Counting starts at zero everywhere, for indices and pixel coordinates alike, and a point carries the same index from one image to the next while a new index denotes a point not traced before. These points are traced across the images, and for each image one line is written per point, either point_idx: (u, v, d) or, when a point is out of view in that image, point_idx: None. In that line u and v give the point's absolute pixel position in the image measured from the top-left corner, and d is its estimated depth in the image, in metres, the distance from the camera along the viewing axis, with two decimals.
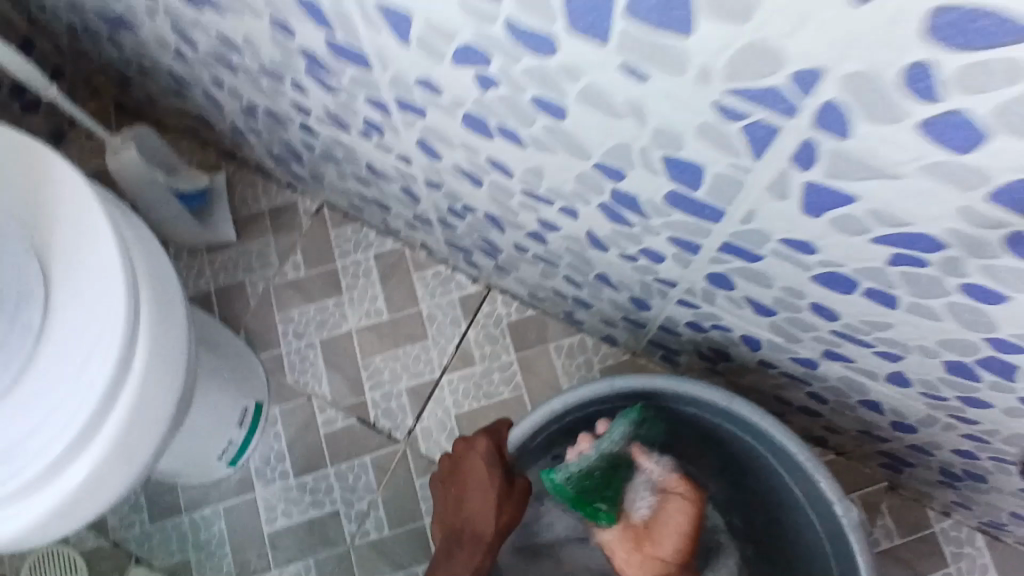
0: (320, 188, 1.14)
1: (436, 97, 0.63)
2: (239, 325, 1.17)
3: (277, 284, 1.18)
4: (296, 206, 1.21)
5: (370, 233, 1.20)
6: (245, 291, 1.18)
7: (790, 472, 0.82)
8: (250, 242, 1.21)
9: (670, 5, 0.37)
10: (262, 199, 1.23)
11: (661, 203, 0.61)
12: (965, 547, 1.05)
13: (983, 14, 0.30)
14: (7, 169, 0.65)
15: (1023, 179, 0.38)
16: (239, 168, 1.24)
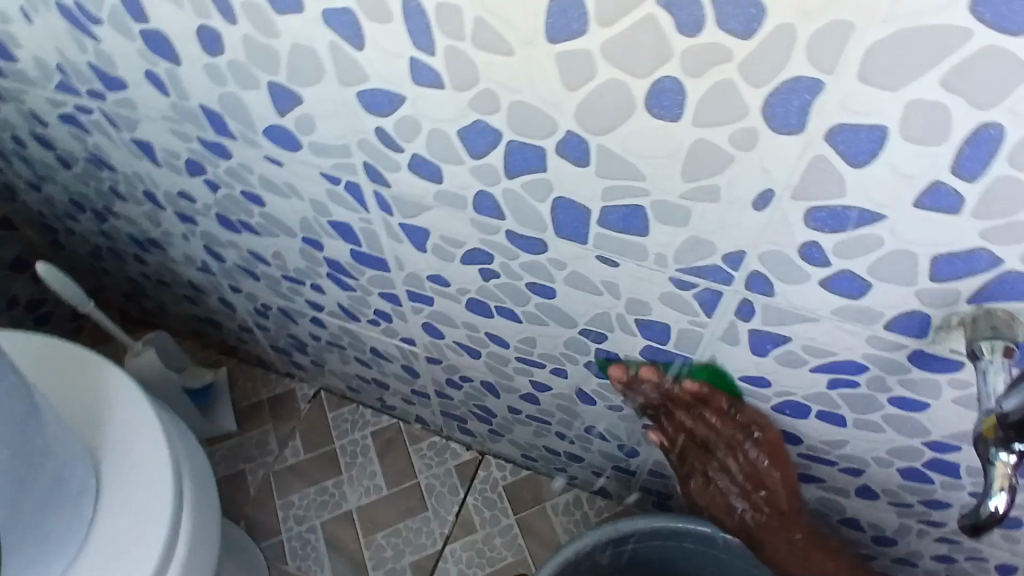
0: (318, 373, 1.24)
1: (443, 287, 0.77)
2: (238, 513, 1.20)
3: (275, 469, 1.23)
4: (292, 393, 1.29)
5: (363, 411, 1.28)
6: (244, 479, 1.23)
7: None
8: (248, 430, 1.27)
9: (630, 217, 0.54)
10: (258, 389, 1.31)
11: (639, 356, 0.73)
12: None
13: (841, 211, 0.46)
14: (78, 384, 0.77)
15: (919, 314, 0.52)
16: (236, 363, 1.34)
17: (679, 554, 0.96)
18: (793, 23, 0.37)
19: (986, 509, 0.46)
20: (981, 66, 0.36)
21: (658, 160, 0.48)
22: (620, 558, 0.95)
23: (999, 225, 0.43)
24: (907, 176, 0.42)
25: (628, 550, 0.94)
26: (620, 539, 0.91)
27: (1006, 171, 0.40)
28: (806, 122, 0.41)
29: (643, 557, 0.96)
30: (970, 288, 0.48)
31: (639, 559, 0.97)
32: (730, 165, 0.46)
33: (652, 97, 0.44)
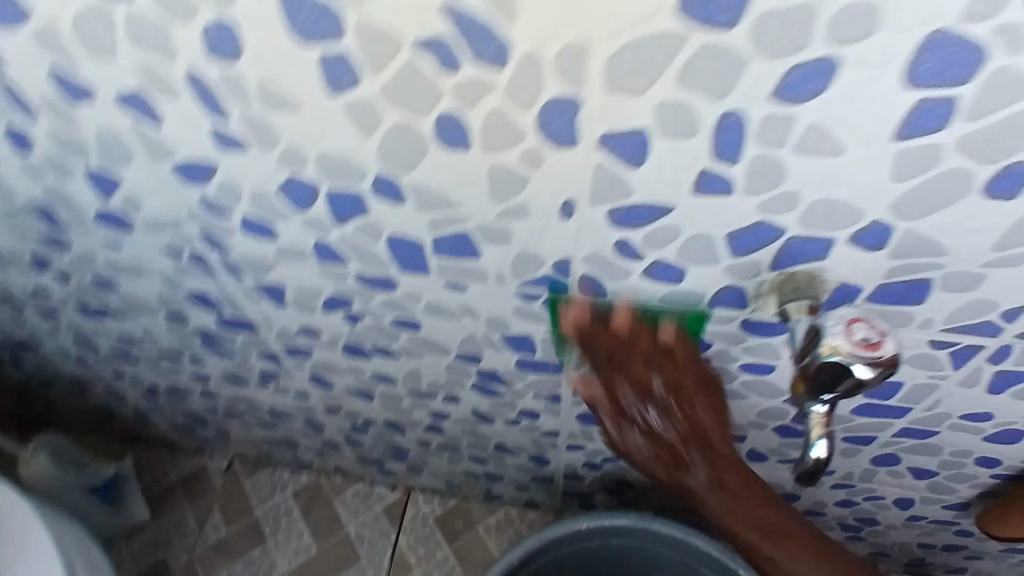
0: (226, 443, 1.21)
1: (315, 338, 0.80)
2: None
3: (198, 550, 1.18)
4: (205, 468, 1.25)
5: (281, 472, 1.24)
6: (166, 567, 1.17)
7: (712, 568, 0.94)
8: (163, 515, 1.22)
9: (460, 244, 0.57)
10: (169, 470, 1.26)
11: (516, 369, 0.75)
12: None
13: (636, 208, 0.50)
14: None
15: (737, 288, 0.56)
16: (141, 449, 1.28)
17: (610, 551, 0.99)
18: (535, 50, 0.40)
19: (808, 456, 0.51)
20: (705, 64, 0.39)
21: (465, 188, 0.51)
22: (555, 563, 0.98)
23: (771, 199, 0.47)
24: (680, 168, 0.46)
25: (560, 554, 0.96)
26: (550, 545, 0.93)
27: (759, 150, 0.43)
28: (576, 135, 0.45)
29: (577, 559, 0.99)
30: (768, 258, 0.52)
31: (574, 562, 0.99)
32: (529, 184, 0.50)
33: (441, 132, 0.47)
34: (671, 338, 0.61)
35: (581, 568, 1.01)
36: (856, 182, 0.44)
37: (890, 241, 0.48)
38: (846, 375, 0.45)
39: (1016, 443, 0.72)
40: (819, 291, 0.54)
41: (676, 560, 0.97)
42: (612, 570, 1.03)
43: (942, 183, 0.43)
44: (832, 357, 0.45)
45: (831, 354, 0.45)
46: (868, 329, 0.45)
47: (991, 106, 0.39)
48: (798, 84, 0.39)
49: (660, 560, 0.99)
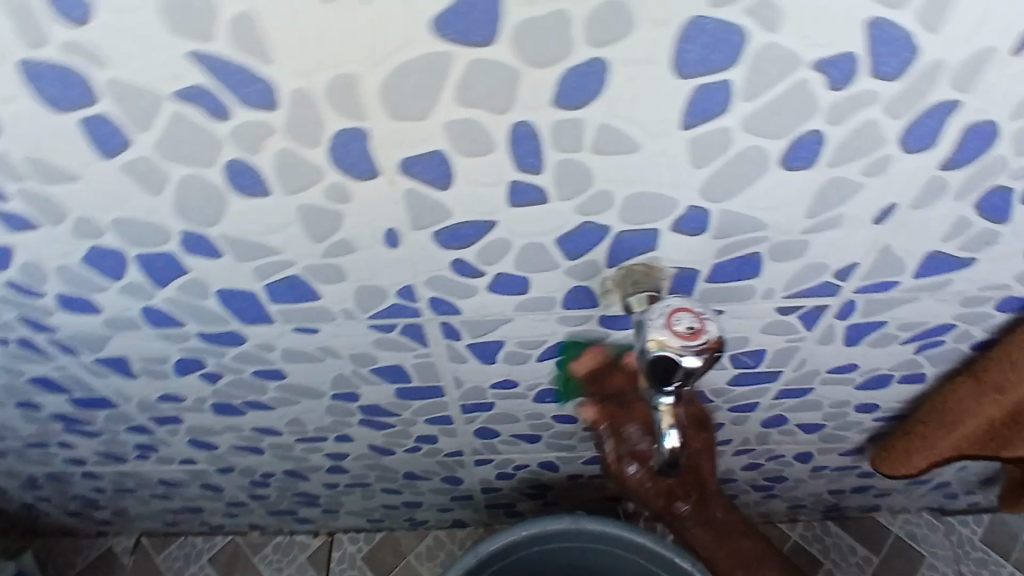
0: (127, 521, 1.13)
1: (181, 402, 0.75)
2: None
3: None
4: (109, 551, 1.17)
5: (194, 539, 1.17)
6: None
7: (652, 560, 0.91)
8: None
9: (294, 288, 0.55)
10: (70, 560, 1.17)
11: (397, 399, 0.73)
12: (831, 538, 1.15)
13: (459, 228, 0.48)
14: None
15: (581, 288, 0.56)
16: (36, 543, 1.18)
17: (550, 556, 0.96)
18: (303, 87, 0.38)
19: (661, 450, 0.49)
20: (476, 80, 0.38)
21: (280, 232, 0.49)
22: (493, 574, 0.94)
23: (586, 200, 0.46)
24: (489, 183, 0.45)
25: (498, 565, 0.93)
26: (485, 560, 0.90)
27: (558, 156, 0.43)
28: (374, 166, 0.43)
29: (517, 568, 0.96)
30: (602, 256, 0.52)
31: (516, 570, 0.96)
32: (344, 220, 0.48)
33: (235, 180, 0.45)
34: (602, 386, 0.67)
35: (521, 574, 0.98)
36: (660, 174, 0.44)
37: (708, 224, 0.49)
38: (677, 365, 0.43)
39: (884, 386, 0.75)
40: (660, 280, 0.54)
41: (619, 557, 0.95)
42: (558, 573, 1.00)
43: (740, 162, 0.44)
44: (662, 351, 0.43)
45: (661, 347, 0.42)
46: (690, 315, 0.43)
47: (766, 83, 0.39)
48: (573, 89, 0.38)
49: (603, 559, 0.97)
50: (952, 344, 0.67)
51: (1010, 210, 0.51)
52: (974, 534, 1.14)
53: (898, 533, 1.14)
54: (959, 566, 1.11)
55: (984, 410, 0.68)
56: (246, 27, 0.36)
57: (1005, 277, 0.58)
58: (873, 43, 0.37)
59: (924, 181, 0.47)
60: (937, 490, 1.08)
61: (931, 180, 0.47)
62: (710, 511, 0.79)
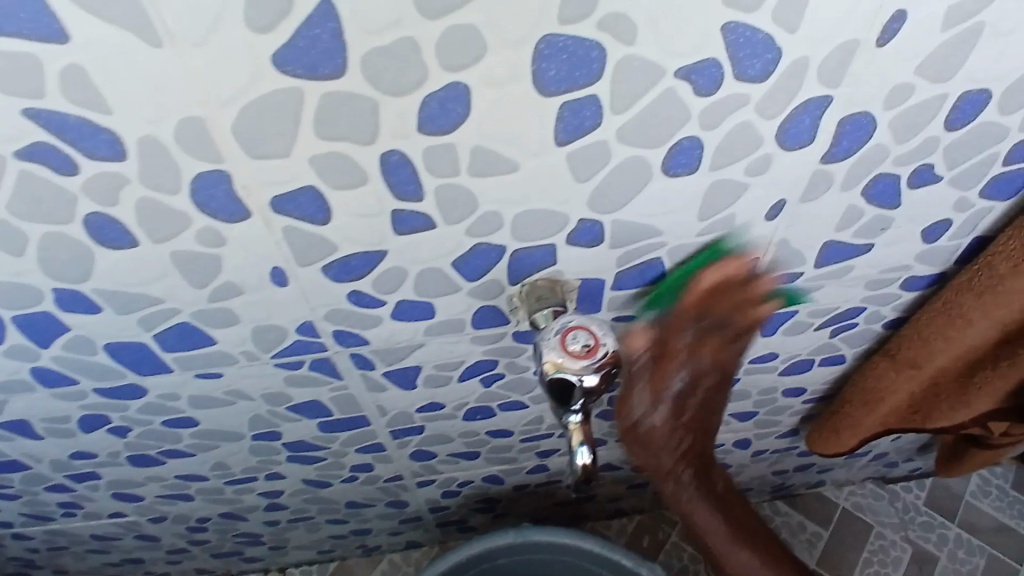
0: None
1: (94, 459, 0.71)
2: None
3: None
4: None
5: None
6: None
7: (602, 565, 0.90)
8: None
9: (187, 336, 0.52)
10: None
11: (322, 432, 0.71)
12: (780, 517, 1.18)
13: (348, 261, 0.47)
14: None
15: (489, 309, 0.54)
16: None
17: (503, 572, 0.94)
18: (150, 134, 0.36)
19: (574, 469, 0.46)
20: (334, 111, 0.36)
21: (158, 280, 0.46)
22: None
23: (475, 223, 0.45)
24: (369, 213, 0.43)
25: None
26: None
27: (436, 181, 0.41)
28: (245, 207, 0.41)
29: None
30: (502, 275, 0.51)
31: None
32: (224, 263, 0.45)
33: (98, 234, 0.42)
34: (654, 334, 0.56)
35: None
36: (545, 191, 0.44)
37: (604, 235, 0.48)
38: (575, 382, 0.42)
39: (808, 370, 0.76)
40: (565, 293, 0.53)
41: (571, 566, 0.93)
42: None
43: (623, 172, 0.43)
44: (561, 372, 0.42)
45: (558, 368, 0.42)
46: (586, 332, 0.42)
47: (633, 93, 0.38)
48: (437, 113, 0.37)
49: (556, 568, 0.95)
50: (865, 326, 0.69)
51: (898, 195, 0.51)
52: (916, 499, 1.17)
53: (845, 505, 1.17)
54: (905, 532, 1.14)
55: (904, 383, 0.70)
56: (76, 79, 0.33)
57: (905, 258, 0.59)
58: (733, 46, 0.37)
59: (809, 175, 0.47)
60: (877, 461, 1.11)
61: (816, 175, 0.47)
62: (710, 479, 0.78)
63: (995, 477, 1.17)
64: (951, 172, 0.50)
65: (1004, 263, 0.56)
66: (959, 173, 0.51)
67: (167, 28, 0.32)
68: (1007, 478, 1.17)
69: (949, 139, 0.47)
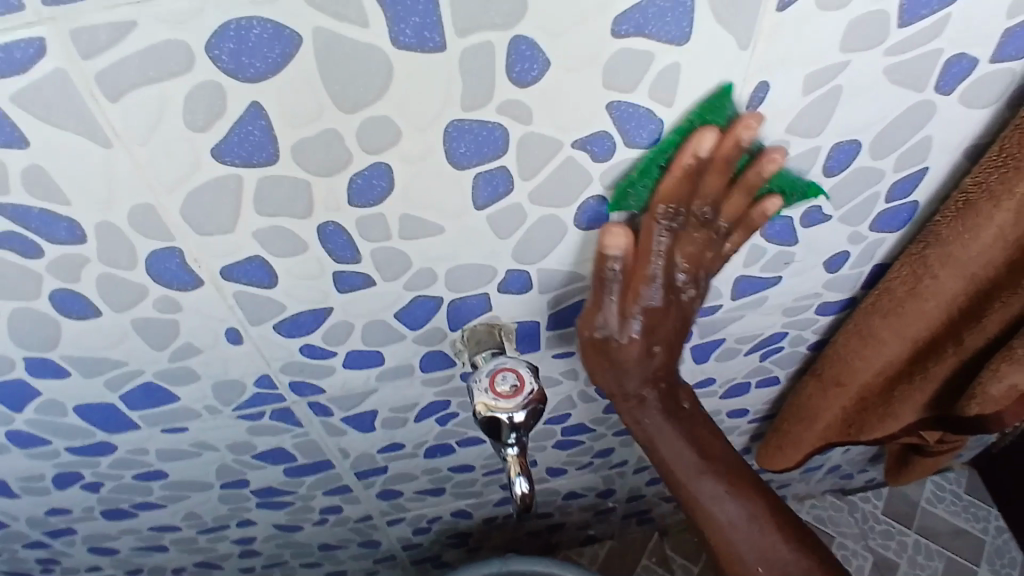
0: None
1: (68, 515, 0.73)
2: None
3: None
4: None
5: None
6: None
7: None
8: None
9: (152, 394, 0.56)
10: None
11: (289, 478, 0.74)
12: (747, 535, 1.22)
13: (297, 317, 0.51)
14: None
15: (435, 353, 0.59)
16: None
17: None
18: (106, 219, 0.41)
19: (515, 496, 0.50)
20: (272, 193, 0.41)
21: (120, 345, 0.50)
22: None
23: (411, 278, 0.50)
24: (313, 276, 0.48)
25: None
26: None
27: (371, 245, 0.46)
28: (196, 277, 0.46)
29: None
30: (443, 322, 0.55)
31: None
32: (181, 326, 0.49)
33: (64, 308, 0.46)
34: (630, 232, 0.48)
35: None
36: (472, 248, 0.49)
37: (532, 282, 0.53)
38: (507, 418, 0.46)
39: (747, 392, 0.81)
40: (504, 335, 0.58)
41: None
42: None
43: (539, 227, 0.48)
44: (494, 411, 0.46)
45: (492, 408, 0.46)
46: (513, 373, 0.47)
47: (536, 163, 0.44)
48: (364, 189, 0.42)
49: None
50: (790, 349, 0.75)
51: (795, 233, 0.57)
52: (874, 508, 1.22)
53: (807, 517, 1.22)
54: (866, 541, 1.19)
55: (834, 401, 0.75)
56: (37, 177, 0.38)
57: (813, 286, 0.65)
58: (620, 120, 0.42)
59: None
60: (833, 473, 1.16)
61: None
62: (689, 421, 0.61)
63: (947, 483, 1.23)
64: (839, 211, 0.57)
65: (901, 286, 0.62)
66: (847, 211, 0.57)
67: (113, 130, 0.36)
68: (959, 484, 1.22)
69: (831, 183, 0.54)
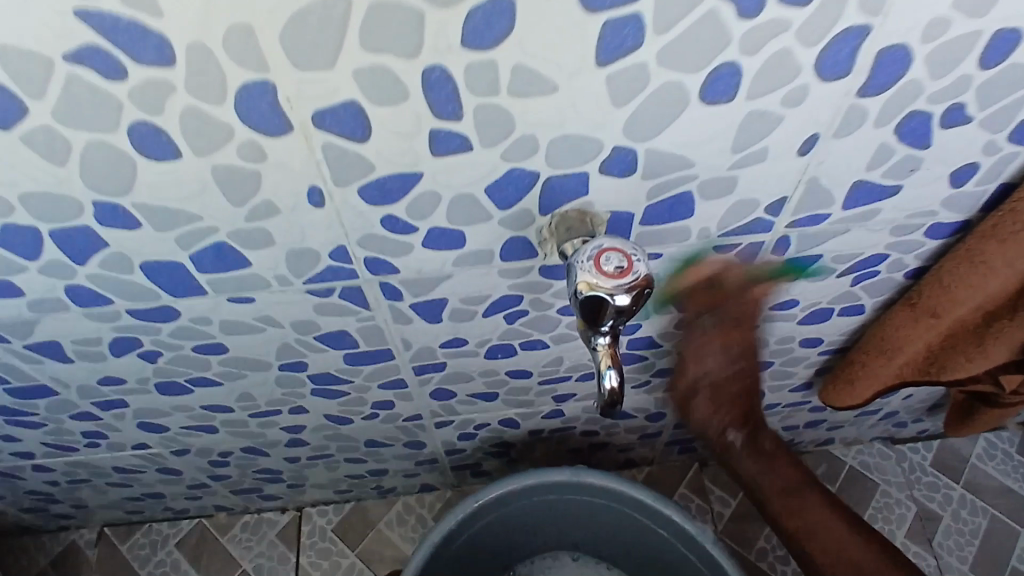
0: (94, 510, 1.15)
1: (122, 385, 0.73)
2: None
3: None
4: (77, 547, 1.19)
5: (167, 524, 1.21)
6: None
7: (641, 512, 0.81)
8: None
9: (222, 257, 0.53)
10: (42, 552, 1.20)
11: (347, 365, 0.73)
12: None
13: (383, 182, 0.47)
14: None
15: (519, 242, 0.55)
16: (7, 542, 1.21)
17: (538, 514, 0.87)
18: (198, 40, 0.37)
19: (601, 390, 0.48)
20: (379, 24, 0.37)
21: (196, 197, 0.47)
22: (473, 538, 0.83)
23: (510, 145, 0.46)
24: (408, 133, 0.44)
25: (489, 520, 0.82)
26: (479, 512, 0.79)
27: (475, 100, 0.42)
28: (288, 120, 0.42)
29: (495, 528, 0.85)
30: (534, 203, 0.51)
31: (498, 526, 0.85)
32: (262, 180, 0.46)
33: (143, 145, 0.43)
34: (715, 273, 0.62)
35: (496, 537, 0.87)
36: (582, 115, 0.44)
37: (637, 164, 0.49)
38: (606, 302, 0.43)
39: (827, 320, 0.76)
40: (595, 225, 0.53)
41: (609, 520, 0.86)
42: (536, 532, 0.90)
43: (659, 96, 0.44)
44: (595, 292, 0.43)
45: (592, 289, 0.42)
46: (619, 254, 0.43)
47: (672, 16, 0.39)
48: (481, 28, 0.38)
49: (588, 520, 0.88)
50: (886, 274, 0.70)
51: (928, 136, 0.52)
52: (922, 459, 1.19)
53: (852, 463, 1.19)
54: (910, 491, 1.16)
55: (922, 334, 0.71)
56: None
57: (929, 203, 0.60)
58: None
59: (841, 108, 0.48)
60: (888, 420, 1.12)
61: (850, 110, 0.48)
62: (760, 441, 0.86)
63: (1000, 441, 1.19)
64: (984, 113, 0.51)
65: None
66: (991, 114, 0.51)
67: None
68: (1012, 442, 1.18)
69: (983, 78, 0.48)
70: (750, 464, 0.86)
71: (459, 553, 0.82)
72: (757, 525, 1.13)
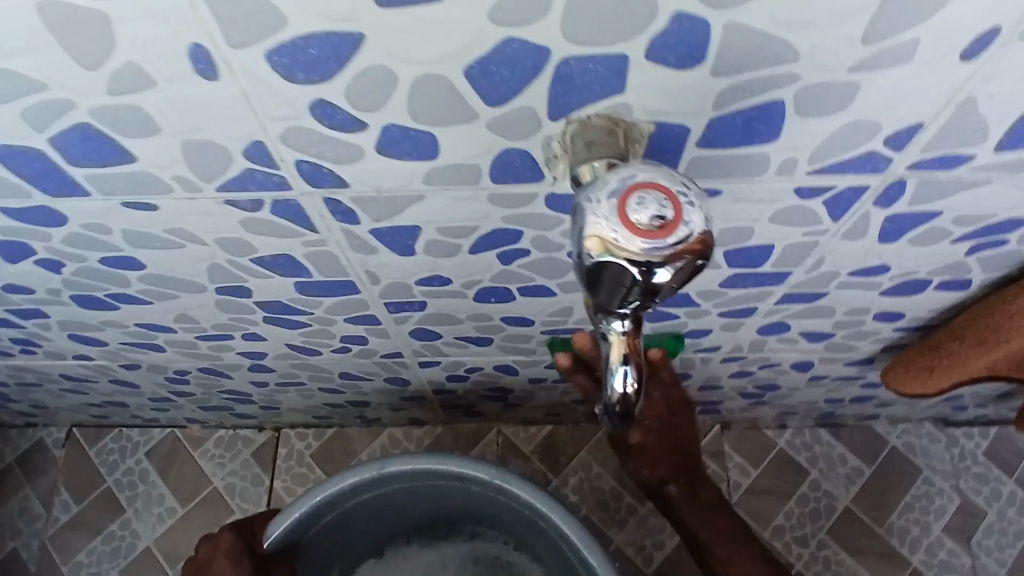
0: (59, 411, 1.07)
1: (32, 295, 0.61)
2: None
3: (53, 531, 1.08)
4: (47, 445, 1.13)
5: (139, 431, 1.13)
6: (20, 546, 1.08)
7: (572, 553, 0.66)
8: (9, 500, 1.11)
9: (92, 144, 0.38)
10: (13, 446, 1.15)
11: (301, 295, 0.58)
12: (815, 449, 1.02)
13: (303, 46, 0.31)
14: None
15: (519, 160, 0.38)
16: None
17: (472, 500, 0.74)
18: None
19: (608, 394, 0.34)
20: None
21: (29, 53, 0.32)
22: (394, 504, 0.74)
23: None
24: None
25: (410, 488, 0.71)
26: (394, 476, 0.68)
27: None
28: None
29: (417, 498, 0.74)
30: (540, 100, 0.33)
31: (421, 497, 0.74)
32: (117, 28, 0.30)
33: None
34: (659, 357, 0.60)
35: (428, 512, 0.77)
36: None
37: (708, 48, 0.31)
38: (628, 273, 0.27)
39: (918, 293, 0.59)
40: (631, 140, 0.36)
41: (546, 539, 0.71)
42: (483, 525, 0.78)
43: None
44: (608, 256, 0.26)
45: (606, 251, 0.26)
46: (656, 198, 0.26)
47: None
48: None
49: (526, 529, 0.73)
50: (1017, 244, 0.52)
51: None
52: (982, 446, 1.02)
53: (895, 444, 1.01)
54: (955, 480, 0.99)
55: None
56: None
57: None
58: None
59: None
60: (952, 403, 0.95)
61: None
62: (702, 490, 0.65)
63: None
64: None
65: None
66: None
67: None
68: None
69: None
70: (691, 518, 0.65)
71: (366, 510, 0.72)
72: (778, 499, 0.99)
